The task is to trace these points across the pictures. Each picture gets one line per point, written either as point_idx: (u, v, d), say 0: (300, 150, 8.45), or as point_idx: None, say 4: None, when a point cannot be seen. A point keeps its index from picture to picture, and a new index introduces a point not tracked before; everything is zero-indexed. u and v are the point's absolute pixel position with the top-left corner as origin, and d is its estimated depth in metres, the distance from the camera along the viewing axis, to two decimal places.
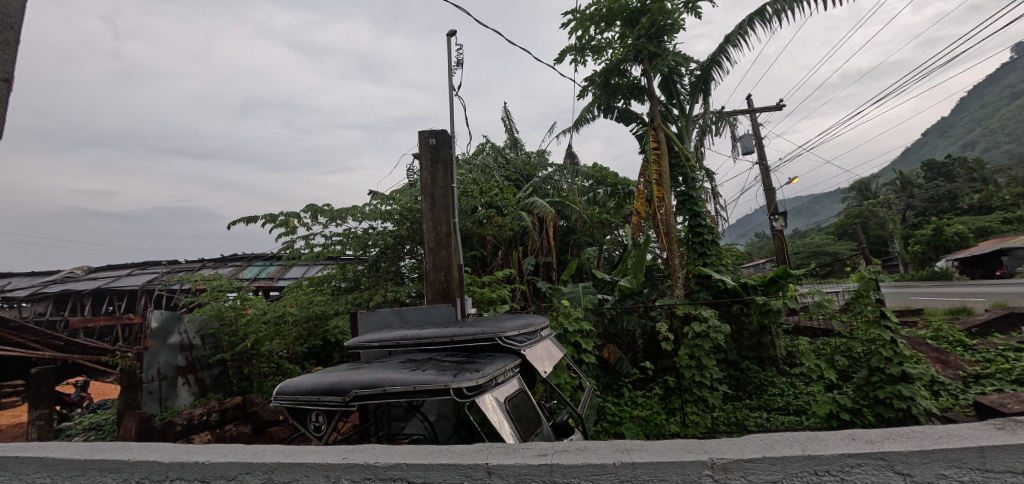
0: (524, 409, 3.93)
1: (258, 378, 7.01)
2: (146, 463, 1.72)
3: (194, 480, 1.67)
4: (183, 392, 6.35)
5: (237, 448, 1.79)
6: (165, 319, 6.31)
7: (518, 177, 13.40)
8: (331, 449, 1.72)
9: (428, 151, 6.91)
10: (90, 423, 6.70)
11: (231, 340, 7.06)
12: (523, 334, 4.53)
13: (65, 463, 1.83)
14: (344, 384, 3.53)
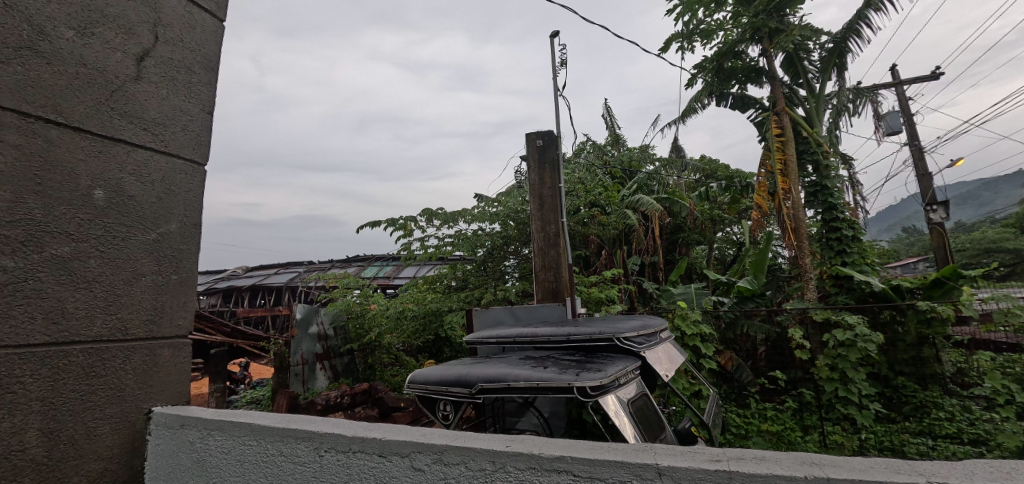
0: (647, 413, 3.81)
1: (380, 367, 7.78)
2: (333, 434, 1.91)
3: (373, 454, 1.81)
4: (320, 375, 7.18)
5: (407, 430, 1.93)
6: (305, 314, 7.11)
7: (623, 174, 13.04)
8: (493, 437, 1.73)
9: (534, 153, 7.04)
10: (251, 397, 7.88)
11: (358, 332, 7.92)
12: (642, 335, 4.41)
13: (266, 429, 2.08)
14: (473, 378, 3.69)
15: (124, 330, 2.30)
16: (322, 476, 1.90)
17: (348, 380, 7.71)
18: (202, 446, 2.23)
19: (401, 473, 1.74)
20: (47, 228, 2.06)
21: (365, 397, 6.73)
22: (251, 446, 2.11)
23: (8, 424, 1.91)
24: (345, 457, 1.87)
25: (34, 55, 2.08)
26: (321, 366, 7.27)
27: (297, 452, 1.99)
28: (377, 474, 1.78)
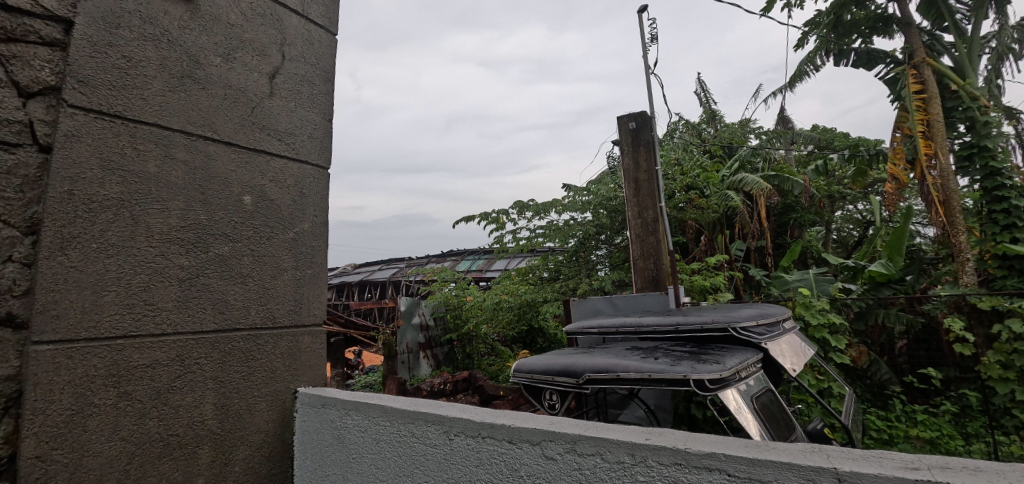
0: (773, 410, 3.46)
1: (477, 356, 8.08)
2: (462, 419, 1.94)
3: (503, 440, 1.82)
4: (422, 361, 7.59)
5: (533, 418, 1.92)
6: (411, 306, 7.53)
7: (723, 152, 12.08)
8: (627, 430, 1.66)
9: (626, 137, 6.77)
10: (366, 382, 8.55)
11: (457, 323, 8.12)
12: (762, 325, 4.03)
13: (399, 412, 2.17)
14: (581, 368, 3.61)
15: (273, 319, 2.55)
16: (453, 458, 1.95)
17: (449, 368, 8.04)
18: (341, 424, 2.39)
19: (533, 461, 1.73)
20: (210, 231, 2.32)
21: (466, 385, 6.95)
22: (384, 427, 2.22)
23: (190, 400, 2.18)
24: (475, 441, 1.90)
25: (192, 82, 2.34)
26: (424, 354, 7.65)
27: (428, 435, 2.06)
28: (508, 460, 1.79)
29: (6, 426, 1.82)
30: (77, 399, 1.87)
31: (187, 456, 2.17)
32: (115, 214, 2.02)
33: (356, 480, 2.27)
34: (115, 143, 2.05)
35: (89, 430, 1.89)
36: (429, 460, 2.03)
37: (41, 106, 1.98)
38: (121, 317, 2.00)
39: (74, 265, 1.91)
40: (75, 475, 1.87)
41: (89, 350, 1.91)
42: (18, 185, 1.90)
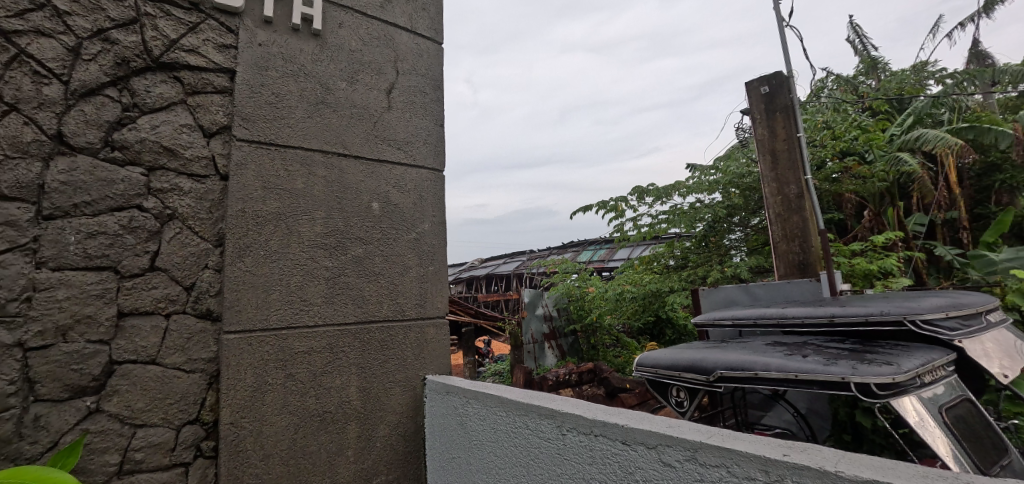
0: (974, 424, 2.73)
1: (602, 347, 7.88)
2: (573, 415, 1.85)
3: (615, 440, 1.70)
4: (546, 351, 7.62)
5: (648, 420, 1.79)
6: (533, 297, 7.66)
7: (888, 107, 10.19)
8: (759, 440, 1.47)
9: (758, 104, 6.10)
10: (496, 370, 8.96)
11: (579, 313, 8.02)
12: (953, 319, 3.23)
13: (514, 403, 2.14)
14: (712, 363, 3.25)
15: (402, 312, 2.74)
16: (566, 455, 1.86)
17: (574, 359, 7.95)
18: (464, 411, 2.45)
19: (649, 465, 1.60)
20: (347, 235, 2.61)
21: (590, 377, 6.59)
22: (501, 417, 2.21)
23: (337, 384, 2.47)
24: (587, 439, 1.80)
25: (326, 107, 2.66)
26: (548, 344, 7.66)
27: (541, 429, 1.99)
28: (621, 462, 1.67)
29: (211, 397, 2.23)
30: (256, 379, 2.26)
31: (339, 431, 2.46)
32: (274, 227, 2.39)
33: (478, 467, 2.30)
34: (270, 166, 2.43)
35: (264, 404, 2.27)
36: (544, 454, 1.96)
37: (218, 142, 2.40)
38: (284, 311, 2.36)
39: (248, 269, 2.30)
40: (257, 439, 2.24)
41: (264, 339, 2.30)
42: (207, 207, 2.32)
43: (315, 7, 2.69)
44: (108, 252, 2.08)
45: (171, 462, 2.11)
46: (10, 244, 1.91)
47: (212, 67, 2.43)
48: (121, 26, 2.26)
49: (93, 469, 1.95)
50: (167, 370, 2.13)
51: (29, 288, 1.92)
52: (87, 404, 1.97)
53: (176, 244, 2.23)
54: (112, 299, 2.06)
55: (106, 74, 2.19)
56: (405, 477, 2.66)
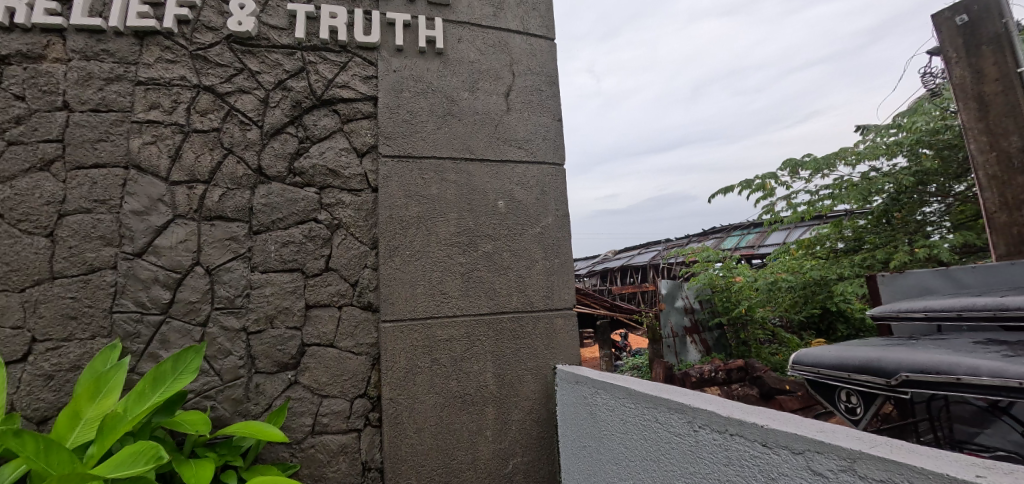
0: None
1: (755, 344, 6.61)
2: (704, 409, 1.55)
3: (754, 442, 1.39)
4: (690, 347, 6.47)
5: (801, 422, 1.42)
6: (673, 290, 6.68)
7: None
8: (946, 456, 1.10)
9: (950, 39, 4.36)
10: (635, 364, 8.67)
11: (726, 305, 6.79)
12: None
13: (641, 395, 1.87)
14: (892, 362, 2.23)
15: (532, 303, 2.88)
16: (699, 456, 1.57)
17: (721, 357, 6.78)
18: (594, 400, 2.27)
19: (795, 473, 1.28)
20: (478, 233, 2.85)
21: (745, 377, 5.49)
22: (629, 408, 1.95)
23: (476, 368, 2.72)
24: (722, 438, 1.49)
25: (452, 118, 2.94)
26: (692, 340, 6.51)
27: (670, 425, 1.70)
28: (762, 466, 1.36)
29: (375, 375, 2.63)
30: (408, 362, 2.62)
31: (478, 412, 2.70)
32: (416, 229, 2.74)
33: (609, 457, 2.11)
34: (411, 177, 2.79)
35: (415, 384, 2.62)
36: (677, 451, 1.66)
37: (368, 160, 2.81)
38: (428, 302, 2.69)
39: (397, 267, 2.67)
40: (411, 411, 2.60)
41: (413, 327, 2.65)
42: (364, 216, 2.74)
43: (437, 29, 3.01)
44: (296, 257, 2.60)
45: (348, 428, 2.56)
46: (234, 254, 2.53)
47: (360, 97, 2.87)
48: (294, 76, 2.81)
49: (296, 428, 2.48)
50: (342, 352, 2.59)
51: (247, 286, 2.52)
52: (288, 376, 2.50)
53: (343, 247, 2.68)
54: (300, 294, 2.58)
55: (286, 116, 2.75)
56: (540, 461, 2.78)
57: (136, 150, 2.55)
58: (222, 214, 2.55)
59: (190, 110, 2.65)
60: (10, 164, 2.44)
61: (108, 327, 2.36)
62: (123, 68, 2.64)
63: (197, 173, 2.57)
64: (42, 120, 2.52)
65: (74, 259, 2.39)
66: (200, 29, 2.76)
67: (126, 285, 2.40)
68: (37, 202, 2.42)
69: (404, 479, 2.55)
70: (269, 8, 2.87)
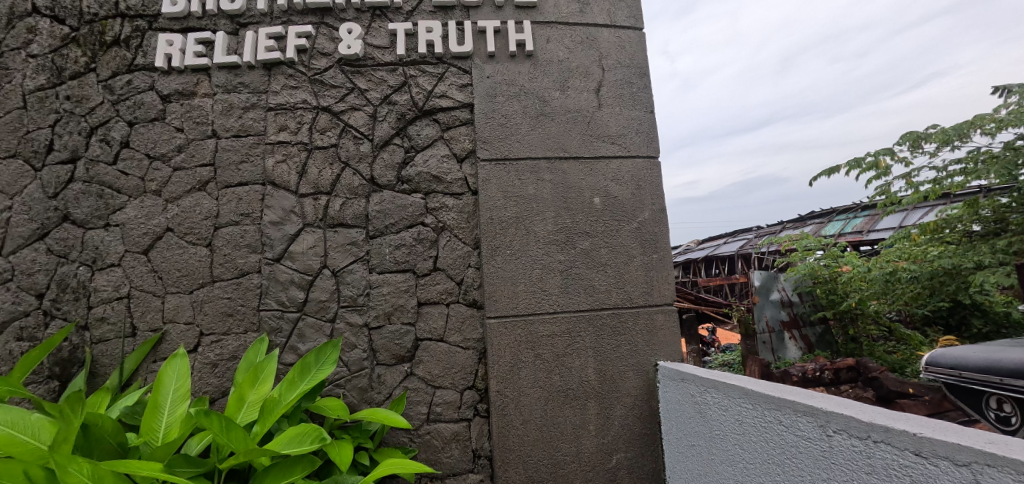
0: None
1: (869, 342, 4.59)
2: (841, 414, 1.45)
3: (905, 451, 1.29)
4: (789, 344, 4.52)
5: (962, 431, 1.30)
6: (768, 281, 4.71)
7: None
8: None
9: None
10: None
11: (830, 298, 4.68)
12: None
13: (762, 396, 1.79)
14: None
15: (631, 300, 2.87)
16: (834, 462, 1.49)
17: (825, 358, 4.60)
18: (704, 399, 2.22)
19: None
20: (575, 231, 2.89)
21: (858, 381, 3.63)
22: (746, 409, 1.89)
23: (578, 364, 2.77)
24: (864, 445, 1.40)
25: (545, 118, 3.00)
26: (791, 334, 4.60)
27: (800, 429, 1.62)
28: (915, 477, 1.27)
29: (482, 369, 2.78)
30: (512, 357, 2.73)
31: (581, 407, 2.75)
32: (515, 228, 2.84)
33: (722, 458, 2.05)
34: (509, 178, 2.89)
35: (520, 378, 2.72)
36: (806, 456, 1.59)
37: (468, 165, 2.96)
38: (530, 299, 2.79)
39: (499, 265, 2.79)
40: (518, 403, 2.71)
41: (516, 323, 2.76)
42: (466, 218, 2.89)
43: (526, 32, 3.08)
44: (408, 258, 2.82)
45: (459, 417, 2.73)
46: (355, 257, 2.79)
47: (458, 105, 3.02)
48: (397, 90, 3.03)
49: (414, 415, 2.69)
50: (451, 346, 2.77)
51: (367, 286, 2.77)
52: (405, 368, 2.72)
53: (448, 248, 2.86)
54: (412, 293, 2.79)
55: (393, 128, 2.97)
56: (645, 458, 2.76)
57: (270, 168, 2.90)
58: (342, 221, 2.83)
59: (312, 130, 2.96)
60: (176, 186, 2.90)
61: (257, 323, 2.73)
62: (255, 96, 3.01)
63: (320, 185, 2.87)
64: (197, 148, 2.95)
65: (228, 265, 2.78)
66: (316, 56, 3.07)
67: (268, 286, 2.75)
68: (197, 218, 2.84)
69: (512, 467, 2.67)
70: (373, 30, 3.12)
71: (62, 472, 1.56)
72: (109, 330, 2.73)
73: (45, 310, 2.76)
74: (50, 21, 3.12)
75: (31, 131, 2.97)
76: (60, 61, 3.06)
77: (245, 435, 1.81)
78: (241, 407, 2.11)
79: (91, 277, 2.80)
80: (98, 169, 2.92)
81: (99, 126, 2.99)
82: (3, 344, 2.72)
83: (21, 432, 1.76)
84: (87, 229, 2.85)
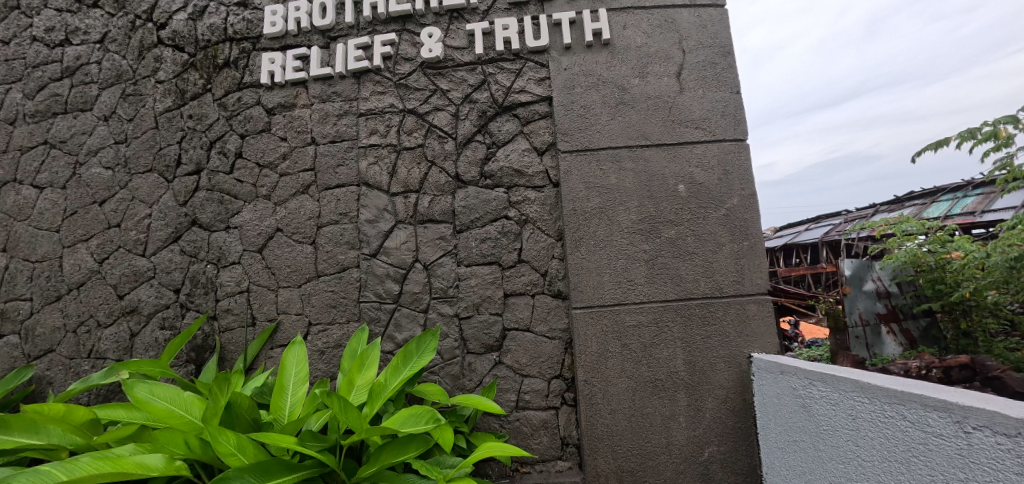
0: None
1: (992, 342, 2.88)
2: (983, 410, 1.34)
3: None
4: (885, 339, 3.13)
5: None
6: (859, 270, 3.27)
7: None
8: None
9: None
10: None
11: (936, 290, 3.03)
12: None
13: (882, 390, 1.67)
14: None
15: (721, 289, 2.78)
16: (973, 462, 1.37)
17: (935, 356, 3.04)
18: (808, 393, 2.10)
19: None
20: (660, 219, 2.84)
21: (972, 382, 2.52)
22: (862, 403, 1.78)
23: (667, 354, 2.73)
24: (1012, 443, 1.29)
25: (625, 106, 2.96)
26: (887, 328, 3.16)
27: (930, 426, 1.50)
28: None
29: (569, 358, 2.82)
30: (599, 347, 2.74)
31: (670, 399, 2.71)
32: (599, 219, 2.84)
33: (830, 455, 1.94)
34: (590, 169, 2.90)
35: (607, 368, 2.73)
36: (937, 454, 1.47)
37: (549, 157, 3.00)
38: (616, 290, 2.78)
39: (583, 256, 2.81)
40: (606, 393, 2.72)
41: (602, 313, 2.76)
42: (549, 210, 2.93)
43: (602, 21, 3.05)
44: (493, 251, 2.91)
45: (548, 405, 2.79)
46: (445, 251, 2.93)
47: (536, 99, 3.06)
48: (476, 88, 3.13)
49: (504, 402, 2.79)
50: (538, 336, 2.83)
51: (456, 278, 2.90)
52: (494, 357, 2.83)
53: (532, 240, 2.92)
54: (499, 284, 2.88)
55: (474, 126, 3.07)
56: (739, 453, 2.67)
57: (364, 170, 3.10)
58: (431, 217, 2.98)
59: (400, 132, 3.14)
60: (283, 191, 3.19)
61: (358, 314, 2.95)
62: (347, 104, 3.23)
63: (409, 184, 3.04)
64: (299, 155, 3.22)
65: (330, 261, 3.03)
66: (399, 61, 3.24)
67: (367, 280, 2.96)
68: (302, 218, 3.11)
69: (602, 456, 2.68)
70: (451, 32, 3.23)
71: (215, 442, 1.79)
72: (233, 320, 3.07)
73: (181, 303, 3.16)
74: (171, 50, 3.53)
75: (163, 148, 3.39)
76: (182, 84, 3.46)
77: (360, 415, 1.98)
78: (351, 390, 2.30)
79: (216, 274, 3.15)
80: (217, 178, 3.28)
81: (216, 140, 3.35)
82: (150, 333, 3.15)
83: (177, 407, 2.04)
84: (212, 231, 3.21)
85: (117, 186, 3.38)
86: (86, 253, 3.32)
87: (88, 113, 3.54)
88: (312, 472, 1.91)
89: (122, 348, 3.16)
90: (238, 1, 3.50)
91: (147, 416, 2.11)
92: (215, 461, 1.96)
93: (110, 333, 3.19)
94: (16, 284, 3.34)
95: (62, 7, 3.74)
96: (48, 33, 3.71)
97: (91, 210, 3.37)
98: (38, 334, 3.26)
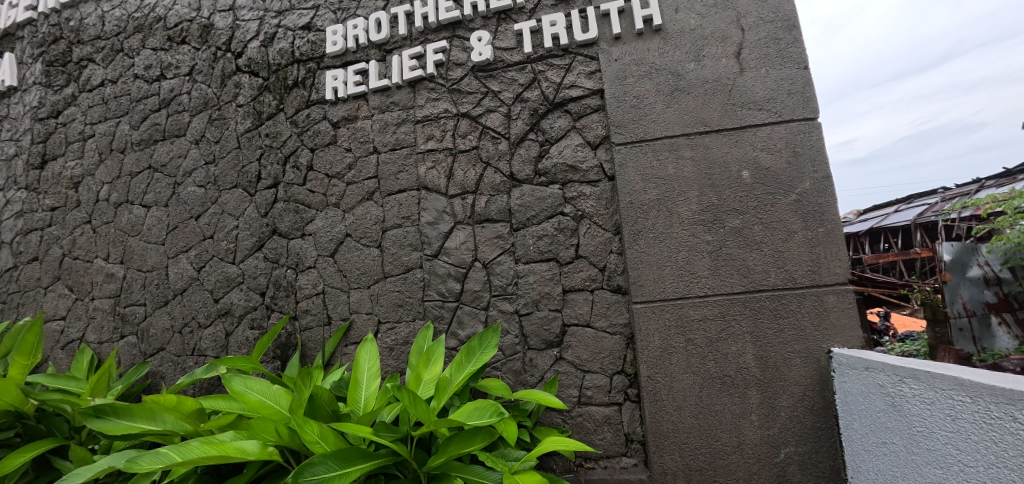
0: None
1: None
2: None
3: None
4: (996, 331, 2.83)
5: None
6: (962, 254, 3.03)
7: None
8: None
9: None
10: None
11: None
12: None
13: (986, 387, 1.53)
14: None
15: (794, 280, 2.63)
16: None
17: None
18: (898, 390, 1.96)
19: None
20: (723, 208, 2.73)
21: None
22: (964, 403, 1.63)
23: (735, 350, 2.63)
24: None
25: (681, 92, 2.88)
26: (998, 319, 2.84)
27: None
28: None
29: (630, 353, 2.79)
30: (662, 342, 2.69)
31: (740, 396, 2.61)
32: (657, 211, 2.79)
33: (927, 459, 1.79)
34: (646, 161, 2.84)
35: (672, 363, 2.67)
36: None
37: (603, 150, 2.97)
38: (678, 283, 2.72)
39: (642, 250, 2.77)
40: (670, 389, 2.67)
41: (664, 307, 2.71)
42: (605, 204, 2.92)
43: (652, 7, 2.98)
44: (551, 248, 2.94)
45: (610, 401, 2.78)
46: (503, 249, 3.00)
47: (588, 93, 3.05)
48: (526, 87, 3.16)
49: (567, 398, 2.81)
50: (598, 331, 2.83)
51: (515, 276, 2.96)
52: (555, 353, 2.86)
53: (589, 235, 2.91)
54: (557, 280, 2.91)
55: (527, 124, 3.11)
56: (820, 454, 2.51)
57: (423, 175, 3.24)
58: (488, 216, 3.06)
59: (455, 136, 3.24)
60: (351, 198, 3.39)
61: (422, 312, 3.09)
62: (405, 112, 3.38)
63: (467, 185, 3.13)
64: (363, 164, 3.41)
65: (396, 262, 3.19)
66: (451, 67, 3.34)
67: (430, 279, 3.09)
68: (369, 223, 3.30)
69: (668, 453, 2.63)
70: (500, 33, 3.29)
71: (302, 431, 1.96)
72: (312, 320, 3.32)
73: (267, 305, 3.46)
74: (248, 75, 3.86)
75: (245, 165, 3.71)
76: (259, 106, 3.77)
77: (430, 409, 2.08)
78: (420, 385, 2.41)
79: (295, 278, 3.42)
80: (293, 189, 3.55)
81: (290, 154, 3.62)
82: (241, 332, 3.47)
83: (269, 399, 2.24)
84: (290, 238, 3.49)
85: (209, 201, 3.75)
86: (187, 262, 3.72)
87: (182, 138, 3.95)
88: (387, 461, 2.04)
89: (218, 346, 3.51)
90: (303, 24, 3.76)
91: (242, 406, 2.34)
92: (302, 448, 2.15)
93: (208, 333, 3.55)
94: (132, 292, 3.81)
95: (156, 46, 4.20)
96: (147, 70, 4.18)
97: (189, 225, 3.77)
98: (151, 335, 3.69)
